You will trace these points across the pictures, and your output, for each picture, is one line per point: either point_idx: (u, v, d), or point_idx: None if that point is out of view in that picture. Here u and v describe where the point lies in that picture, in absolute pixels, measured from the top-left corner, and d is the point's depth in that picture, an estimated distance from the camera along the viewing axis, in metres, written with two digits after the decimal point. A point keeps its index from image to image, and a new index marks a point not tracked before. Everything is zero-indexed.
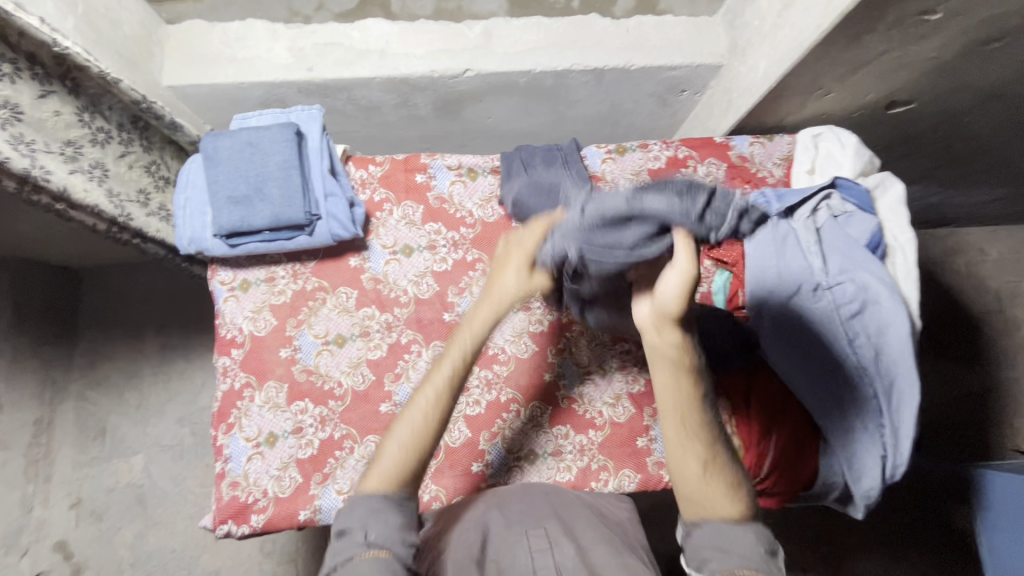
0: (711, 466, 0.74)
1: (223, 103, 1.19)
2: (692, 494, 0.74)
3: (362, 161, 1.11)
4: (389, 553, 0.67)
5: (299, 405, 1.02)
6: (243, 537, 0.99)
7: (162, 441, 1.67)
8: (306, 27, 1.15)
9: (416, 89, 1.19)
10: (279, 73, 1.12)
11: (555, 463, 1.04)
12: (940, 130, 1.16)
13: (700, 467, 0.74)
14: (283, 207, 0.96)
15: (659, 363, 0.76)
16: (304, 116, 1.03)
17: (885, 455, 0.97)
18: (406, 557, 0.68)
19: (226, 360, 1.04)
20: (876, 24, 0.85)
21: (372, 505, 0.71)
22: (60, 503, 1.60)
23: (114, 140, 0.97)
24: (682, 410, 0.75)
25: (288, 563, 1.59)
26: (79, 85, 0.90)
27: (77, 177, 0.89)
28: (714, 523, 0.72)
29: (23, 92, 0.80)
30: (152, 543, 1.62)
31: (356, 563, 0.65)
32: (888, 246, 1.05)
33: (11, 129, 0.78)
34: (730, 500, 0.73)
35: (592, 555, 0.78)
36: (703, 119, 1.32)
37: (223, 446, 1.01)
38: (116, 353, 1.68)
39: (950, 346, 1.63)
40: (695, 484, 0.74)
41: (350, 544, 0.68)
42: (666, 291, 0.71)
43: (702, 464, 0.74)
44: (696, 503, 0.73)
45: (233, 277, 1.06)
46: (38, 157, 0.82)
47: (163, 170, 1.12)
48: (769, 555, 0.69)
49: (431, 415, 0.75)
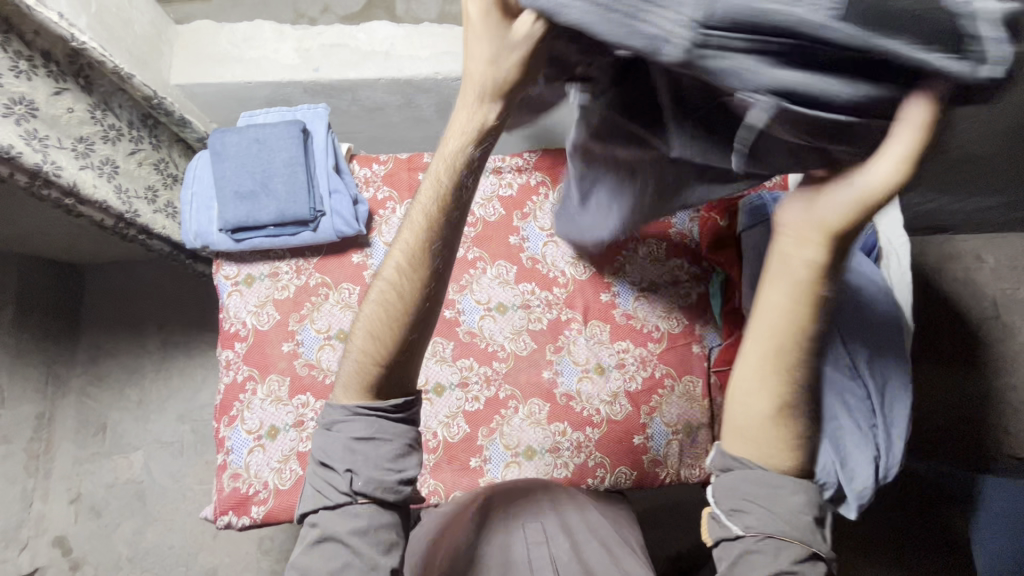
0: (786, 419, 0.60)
1: (230, 102, 1.21)
2: (744, 437, 0.63)
3: (366, 161, 1.13)
4: (378, 498, 0.63)
5: (301, 399, 1.03)
6: (243, 529, 1.00)
7: (162, 437, 1.68)
8: (313, 29, 1.17)
9: (420, 90, 1.21)
10: (285, 73, 1.15)
11: (553, 459, 1.04)
12: None
13: (771, 411, 0.60)
14: (288, 203, 0.98)
15: (778, 283, 0.56)
16: (310, 115, 1.05)
17: (878, 456, 0.97)
18: (393, 498, 0.64)
19: (229, 354, 1.06)
20: None
21: (350, 441, 0.64)
22: (60, 498, 1.62)
23: (124, 137, 0.99)
24: (773, 348, 0.58)
25: (286, 560, 1.60)
26: (92, 83, 0.92)
27: (88, 173, 0.91)
28: (756, 473, 0.62)
29: (38, 89, 0.82)
30: (151, 539, 1.63)
31: (344, 514, 0.63)
32: (883, 250, 1.08)
33: (26, 124, 0.80)
34: (791, 452, 0.61)
35: (585, 551, 0.83)
36: None
37: (225, 438, 1.02)
38: (118, 349, 1.70)
39: None
40: (757, 429, 0.61)
41: (334, 489, 0.64)
42: (845, 199, 0.50)
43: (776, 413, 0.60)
44: (751, 451, 0.62)
45: (238, 272, 1.08)
46: (51, 152, 0.84)
47: (171, 167, 1.14)
48: (812, 524, 0.61)
49: (417, 261, 0.63)
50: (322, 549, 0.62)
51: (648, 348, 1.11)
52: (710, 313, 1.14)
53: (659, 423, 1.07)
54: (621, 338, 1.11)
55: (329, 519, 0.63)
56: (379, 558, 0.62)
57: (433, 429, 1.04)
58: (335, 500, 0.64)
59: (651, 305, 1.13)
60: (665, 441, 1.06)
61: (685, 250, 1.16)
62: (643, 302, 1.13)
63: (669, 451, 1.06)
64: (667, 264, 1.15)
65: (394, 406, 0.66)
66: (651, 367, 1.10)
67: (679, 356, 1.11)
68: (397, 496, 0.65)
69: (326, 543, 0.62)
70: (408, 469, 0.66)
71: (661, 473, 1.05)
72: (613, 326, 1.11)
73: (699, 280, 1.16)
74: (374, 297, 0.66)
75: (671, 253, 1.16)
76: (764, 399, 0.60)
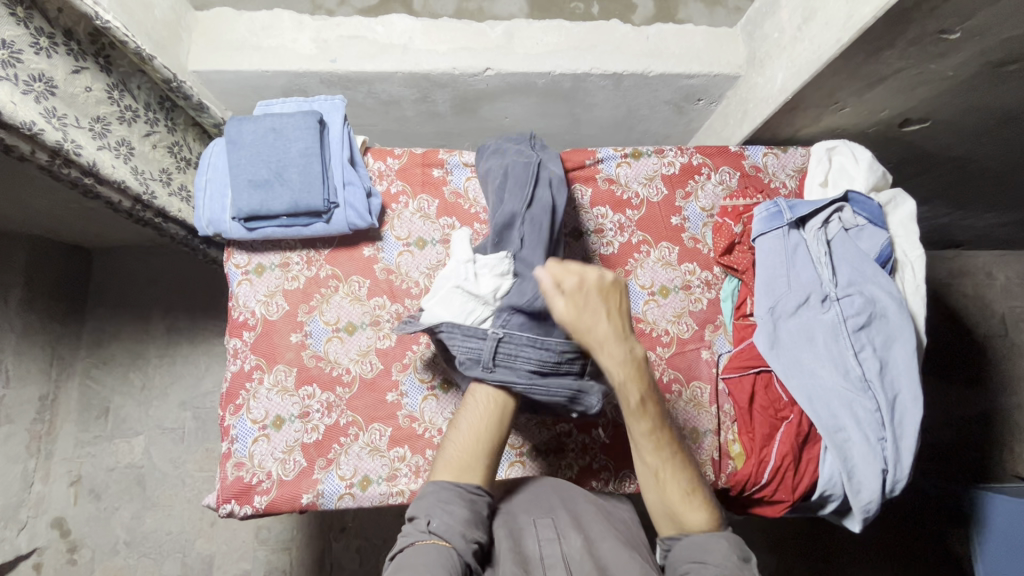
0: (693, 493, 0.82)
1: (246, 89, 1.21)
2: (661, 502, 0.82)
3: (380, 153, 1.13)
4: (449, 544, 0.73)
5: (307, 390, 1.03)
6: (245, 518, 1.00)
7: (164, 423, 1.67)
8: (332, 19, 1.17)
9: (436, 85, 1.21)
10: (303, 64, 1.14)
11: (557, 461, 1.04)
12: (954, 150, 1.18)
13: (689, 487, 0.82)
14: (303, 193, 0.98)
15: (611, 361, 0.81)
16: (327, 106, 1.05)
17: (885, 469, 0.96)
18: (463, 551, 0.74)
19: (237, 343, 1.05)
20: (897, 39, 0.86)
21: (440, 502, 0.77)
22: (61, 479, 1.62)
23: (140, 118, 0.99)
24: (654, 430, 0.82)
25: (283, 551, 1.60)
26: (112, 63, 0.92)
27: (105, 153, 0.91)
28: (692, 537, 0.79)
29: (58, 66, 0.82)
30: (149, 524, 1.63)
31: (419, 548, 0.73)
32: (898, 262, 1.07)
33: (45, 102, 0.80)
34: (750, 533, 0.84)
35: (600, 549, 0.81)
36: (717, 128, 1.33)
37: (230, 427, 1.01)
38: (123, 333, 1.69)
39: (954, 370, 1.64)
40: (675, 504, 0.81)
41: (415, 530, 0.76)
42: (565, 270, 0.81)
43: (684, 488, 0.82)
44: (665, 513, 0.82)
45: (248, 261, 1.07)
46: (69, 131, 0.84)
47: (185, 152, 1.13)
48: (742, 562, 0.76)
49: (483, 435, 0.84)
50: (401, 561, 0.71)
51: (657, 353, 1.10)
52: (720, 319, 1.14)
53: None
54: None
55: (408, 554, 0.72)
56: (452, 540, 0.74)
57: (439, 425, 1.03)
58: (417, 537, 0.74)
59: (661, 311, 1.12)
60: None
61: (696, 256, 1.15)
62: (653, 306, 1.12)
63: None
64: (679, 269, 1.14)
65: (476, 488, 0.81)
66: (660, 371, 1.09)
67: (687, 361, 1.11)
68: (463, 544, 0.74)
69: (405, 559, 0.71)
70: (475, 533, 0.76)
71: None
72: None
73: (710, 287, 1.15)
74: (458, 444, 0.84)
75: (682, 259, 1.15)
76: (675, 486, 0.82)
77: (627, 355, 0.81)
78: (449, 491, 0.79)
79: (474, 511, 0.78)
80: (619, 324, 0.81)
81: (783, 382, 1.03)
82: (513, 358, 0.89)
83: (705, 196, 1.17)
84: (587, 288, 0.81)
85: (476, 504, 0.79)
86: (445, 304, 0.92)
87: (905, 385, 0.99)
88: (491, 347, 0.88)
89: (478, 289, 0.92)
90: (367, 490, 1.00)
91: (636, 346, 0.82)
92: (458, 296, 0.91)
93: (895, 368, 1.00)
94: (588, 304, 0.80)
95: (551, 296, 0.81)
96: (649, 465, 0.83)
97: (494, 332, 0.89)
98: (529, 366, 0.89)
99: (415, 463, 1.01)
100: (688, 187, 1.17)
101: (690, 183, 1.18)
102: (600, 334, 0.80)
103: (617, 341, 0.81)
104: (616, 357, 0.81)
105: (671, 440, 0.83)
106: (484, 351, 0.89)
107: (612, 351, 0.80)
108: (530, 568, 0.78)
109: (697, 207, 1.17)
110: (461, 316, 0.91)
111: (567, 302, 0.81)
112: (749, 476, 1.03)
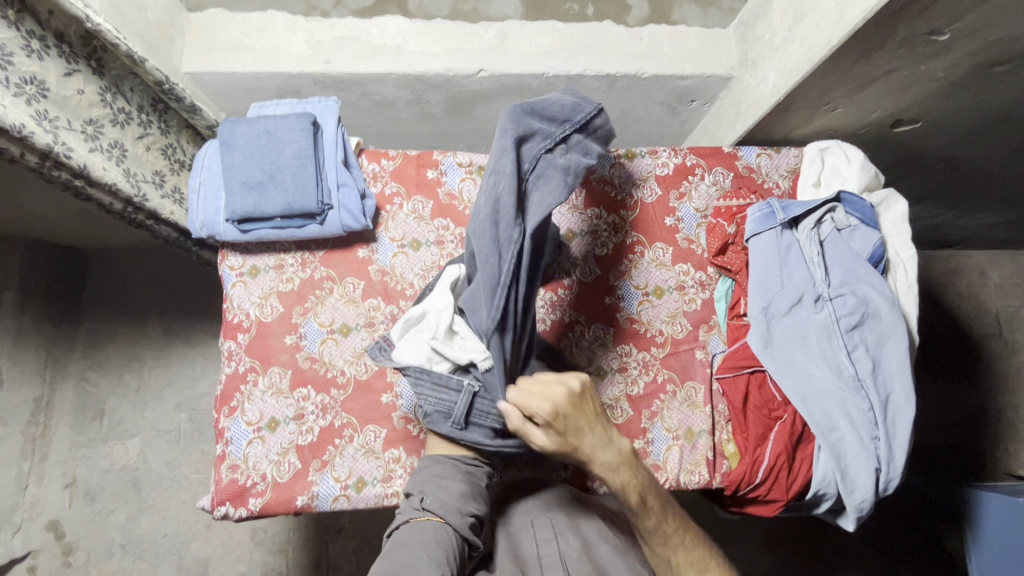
0: (708, 568, 0.80)
1: (240, 91, 1.21)
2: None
3: (375, 155, 1.13)
4: (442, 519, 0.74)
5: (302, 391, 1.03)
6: (240, 520, 1.00)
7: (159, 425, 1.67)
8: (326, 21, 1.17)
9: (430, 86, 1.21)
10: (297, 65, 1.14)
11: (551, 461, 1.04)
12: (945, 150, 1.18)
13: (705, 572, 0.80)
14: (297, 195, 0.98)
15: (602, 469, 0.73)
16: (321, 108, 1.05)
17: (879, 468, 0.97)
18: (458, 525, 0.74)
19: (231, 345, 1.04)
20: (886, 41, 0.86)
21: (434, 476, 0.82)
22: (56, 482, 1.61)
23: (133, 121, 0.99)
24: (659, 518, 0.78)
25: (279, 553, 1.59)
26: (104, 65, 0.92)
27: (97, 155, 0.90)
28: None
29: (50, 69, 0.82)
30: (144, 526, 1.63)
31: (413, 525, 0.73)
32: (890, 261, 1.08)
33: (37, 104, 0.80)
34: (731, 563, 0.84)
35: (597, 551, 0.83)
36: (711, 129, 1.34)
37: (224, 429, 1.01)
38: (117, 335, 1.69)
39: (949, 369, 1.64)
40: None
41: (409, 508, 0.77)
42: (531, 399, 0.73)
43: (699, 569, 0.80)
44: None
45: (243, 263, 1.07)
46: (61, 133, 0.84)
47: (178, 154, 1.13)
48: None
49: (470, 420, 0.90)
50: (397, 538, 0.71)
51: (651, 353, 1.10)
52: (714, 319, 1.14)
53: (660, 428, 1.07)
54: (623, 342, 1.10)
55: (403, 531, 0.73)
56: (445, 514, 0.74)
57: None
58: (412, 515, 0.75)
59: (655, 311, 1.12)
60: (666, 447, 1.07)
61: (690, 256, 1.15)
62: (647, 307, 1.12)
63: (670, 457, 1.06)
64: (673, 269, 1.15)
65: (468, 459, 0.87)
66: (654, 371, 1.10)
67: (681, 361, 1.11)
68: (458, 519, 0.74)
69: (400, 535, 0.71)
70: (470, 508, 0.77)
71: (662, 478, 1.05)
72: (616, 329, 1.11)
73: (704, 287, 1.15)
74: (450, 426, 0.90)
75: (676, 259, 1.15)
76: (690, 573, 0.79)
77: (615, 454, 0.73)
78: (443, 464, 0.84)
79: (469, 482, 0.82)
80: (604, 426, 0.74)
81: (777, 382, 1.03)
82: (482, 414, 0.87)
83: (699, 197, 1.18)
84: (556, 408, 0.71)
85: (472, 475, 0.85)
86: (415, 347, 0.89)
87: (898, 386, 1.00)
88: (465, 402, 0.85)
89: (451, 348, 0.86)
90: (362, 492, 0.99)
91: (620, 439, 0.75)
92: (428, 347, 0.88)
93: (887, 367, 1.01)
94: (565, 422, 0.71)
95: (526, 430, 0.75)
96: (661, 555, 0.80)
97: (470, 385, 0.86)
98: (497, 423, 0.87)
99: (410, 464, 1.01)
100: (682, 188, 1.18)
101: (684, 183, 1.18)
102: (586, 449, 0.72)
103: (605, 444, 0.73)
104: (604, 464, 0.73)
105: (676, 522, 0.80)
106: (457, 406, 0.86)
107: (606, 458, 0.73)
108: (527, 568, 0.79)
109: (691, 208, 1.17)
110: (430, 363, 0.87)
111: (543, 434, 0.73)
112: (743, 475, 1.03)
